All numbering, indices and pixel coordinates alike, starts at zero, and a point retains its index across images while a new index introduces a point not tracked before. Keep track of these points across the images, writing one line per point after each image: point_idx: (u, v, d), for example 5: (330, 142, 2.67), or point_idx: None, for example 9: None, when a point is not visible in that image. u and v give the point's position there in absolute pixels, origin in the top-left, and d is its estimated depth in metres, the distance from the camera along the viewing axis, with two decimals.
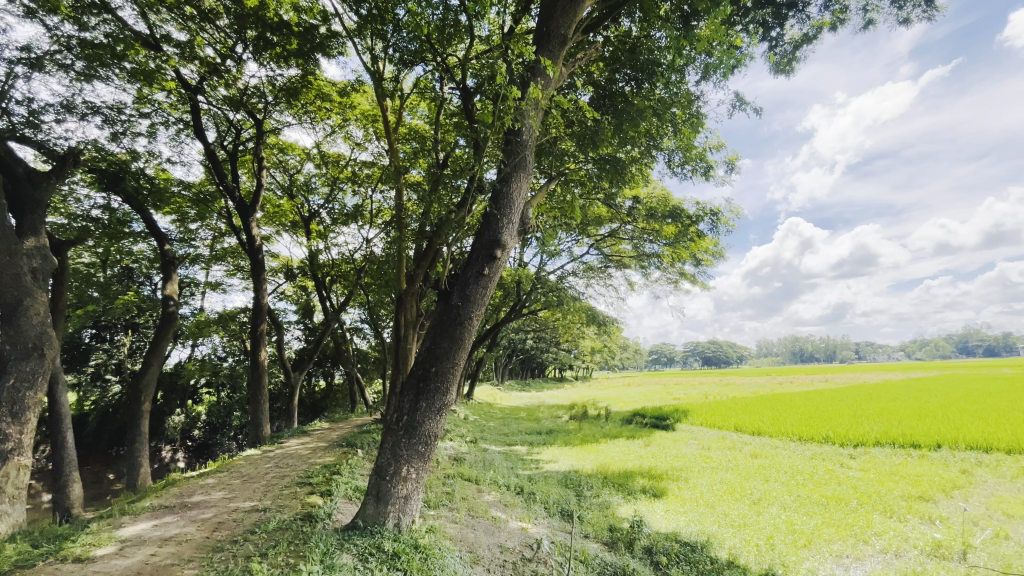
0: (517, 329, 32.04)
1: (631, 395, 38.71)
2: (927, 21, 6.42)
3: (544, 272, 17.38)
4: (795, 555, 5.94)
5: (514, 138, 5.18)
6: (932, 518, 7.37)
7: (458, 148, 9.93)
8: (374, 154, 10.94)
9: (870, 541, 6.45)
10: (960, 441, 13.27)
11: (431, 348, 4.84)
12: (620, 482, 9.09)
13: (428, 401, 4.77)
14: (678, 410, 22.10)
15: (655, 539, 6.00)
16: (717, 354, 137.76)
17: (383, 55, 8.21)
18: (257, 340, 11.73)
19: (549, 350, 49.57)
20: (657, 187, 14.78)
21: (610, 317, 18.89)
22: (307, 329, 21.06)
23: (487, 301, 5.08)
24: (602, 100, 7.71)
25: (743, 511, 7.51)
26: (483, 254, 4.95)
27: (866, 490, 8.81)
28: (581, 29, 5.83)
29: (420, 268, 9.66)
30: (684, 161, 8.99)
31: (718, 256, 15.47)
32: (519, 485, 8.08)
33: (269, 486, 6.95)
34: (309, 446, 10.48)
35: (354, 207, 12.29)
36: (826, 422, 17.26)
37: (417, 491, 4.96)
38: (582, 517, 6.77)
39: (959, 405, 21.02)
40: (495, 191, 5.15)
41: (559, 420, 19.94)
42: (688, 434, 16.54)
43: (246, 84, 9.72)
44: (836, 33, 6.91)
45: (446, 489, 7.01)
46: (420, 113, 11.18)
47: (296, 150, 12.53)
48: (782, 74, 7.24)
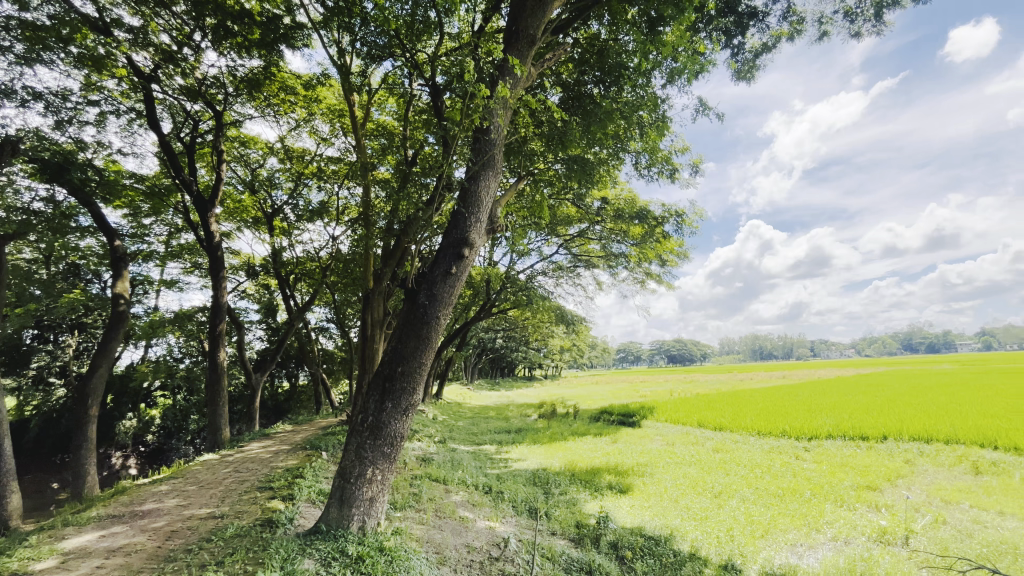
0: (487, 328, 32.06)
1: (599, 392, 39.31)
2: (876, 36, 6.76)
3: (514, 272, 17.41)
4: (753, 545, 6.18)
5: (482, 137, 5.15)
6: (878, 507, 7.80)
7: (428, 146, 9.83)
8: (341, 150, 10.69)
9: (823, 529, 6.77)
10: (904, 433, 14.06)
11: (398, 347, 4.78)
12: (588, 479, 9.21)
13: (394, 401, 4.71)
14: (645, 407, 22.60)
15: (620, 534, 6.10)
16: (682, 352, 141.55)
17: (350, 49, 8.04)
18: (216, 340, 11.31)
19: (518, 350, 49.87)
20: (624, 189, 15.03)
21: (578, 316, 19.09)
22: (270, 329, 20.41)
23: (455, 300, 5.04)
24: (570, 101, 7.81)
25: (705, 505, 7.73)
26: (450, 253, 4.92)
27: (819, 481, 9.24)
28: (550, 30, 5.87)
29: (388, 268, 9.57)
30: (650, 164, 9.18)
31: (682, 257, 15.91)
32: (487, 484, 8.08)
33: (227, 492, 6.69)
34: (271, 449, 10.19)
35: (320, 204, 12.03)
36: (783, 417, 17.96)
37: (383, 493, 4.88)
38: (548, 514, 6.83)
39: (905, 399, 22.18)
40: (464, 189, 5.13)
41: (528, 420, 19.63)
42: (653, 431, 16.90)
43: (205, 74, 9.32)
44: (794, 44, 7.18)
45: (413, 490, 6.92)
46: (389, 109, 11.01)
47: (258, 144, 12.12)
48: (743, 81, 7.48)
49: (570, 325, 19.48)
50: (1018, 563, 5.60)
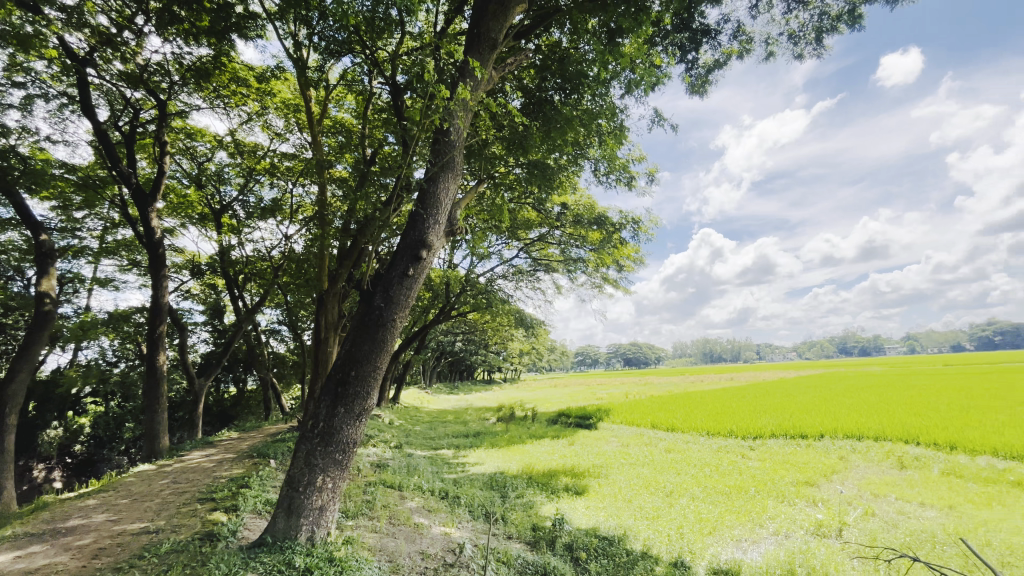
0: (447, 330, 31.85)
1: (557, 395, 39.80)
2: (816, 58, 7.21)
3: (474, 275, 17.34)
4: (701, 542, 6.40)
5: (442, 138, 5.08)
6: (816, 501, 8.27)
7: (387, 145, 9.66)
8: (296, 147, 10.32)
9: (765, 524, 7.11)
10: (839, 431, 15.01)
11: (352, 350, 4.65)
12: (544, 481, 9.27)
13: (347, 406, 4.57)
14: (601, 409, 23.02)
15: (576, 536, 6.17)
16: (637, 356, 145.52)
17: (307, 42, 7.83)
18: (154, 343, 10.64)
19: (478, 353, 49.76)
20: (583, 195, 15.32)
21: (537, 319, 19.23)
22: (215, 331, 19.40)
23: (411, 302, 4.96)
24: (531, 106, 7.90)
25: (657, 504, 7.95)
26: (408, 254, 4.84)
27: (763, 478, 9.69)
28: (511, 35, 5.91)
29: (343, 269, 9.30)
30: (609, 171, 9.41)
31: (638, 262, 16.39)
32: (444, 489, 7.97)
33: (164, 504, 6.28)
34: (214, 458, 9.68)
35: (272, 201, 11.58)
36: (731, 418, 18.73)
37: (333, 502, 4.72)
38: (505, 518, 6.82)
39: (840, 399, 23.64)
40: (422, 190, 5.06)
41: (487, 422, 20.05)
42: (609, 433, 17.24)
43: (148, 60, 8.79)
44: (743, 61, 7.54)
45: (367, 497, 6.73)
46: (347, 106, 10.77)
47: (205, 136, 11.52)
48: (696, 94, 7.79)
49: (529, 329, 19.59)
50: (936, 550, 6.07)
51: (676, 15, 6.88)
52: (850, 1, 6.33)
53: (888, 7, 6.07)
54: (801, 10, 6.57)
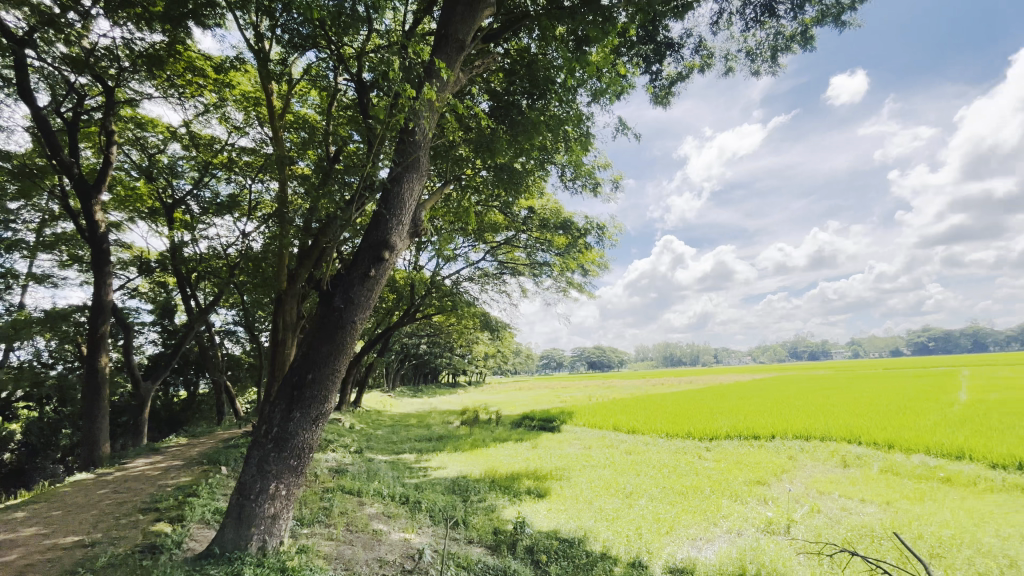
0: (412, 333, 31.51)
1: (521, 399, 39.93)
2: (771, 76, 7.55)
3: (439, 277, 17.18)
4: (658, 541, 6.54)
5: (407, 137, 5.00)
6: (766, 500, 8.61)
7: (352, 143, 9.46)
8: (256, 141, 9.94)
9: (719, 523, 7.34)
10: (789, 432, 15.69)
11: (309, 352, 4.52)
12: (507, 485, 9.26)
13: (303, 411, 4.44)
14: (564, 412, 23.21)
15: (536, 539, 6.19)
16: (601, 359, 147.91)
17: (269, 34, 7.58)
18: (96, 344, 10.02)
19: (443, 355, 49.37)
20: (549, 200, 15.48)
21: (502, 322, 19.25)
22: (165, 332, 18.43)
23: (373, 304, 4.86)
24: (499, 109, 7.92)
25: (617, 505, 8.09)
26: (370, 254, 4.74)
27: (718, 478, 10.02)
28: (480, 38, 5.91)
29: (303, 269, 9.02)
30: (575, 177, 9.56)
31: (603, 267, 16.69)
32: (405, 494, 7.84)
33: (102, 516, 5.89)
34: (160, 465, 9.18)
35: (229, 197, 11.12)
36: (689, 419, 19.30)
37: (287, 510, 4.56)
38: (467, 522, 6.77)
39: (790, 402, 24.79)
40: (385, 190, 4.97)
41: (450, 426, 19.87)
42: (572, 435, 17.42)
43: (95, 44, 8.31)
44: (703, 75, 7.82)
45: (323, 504, 6.54)
46: (311, 101, 10.49)
47: (157, 127, 10.96)
48: (660, 105, 8.01)
49: (495, 332, 19.57)
50: (874, 544, 6.42)
51: (641, 27, 7.02)
52: (803, 24, 6.67)
53: (837, 29, 6.41)
54: (758, 29, 6.87)
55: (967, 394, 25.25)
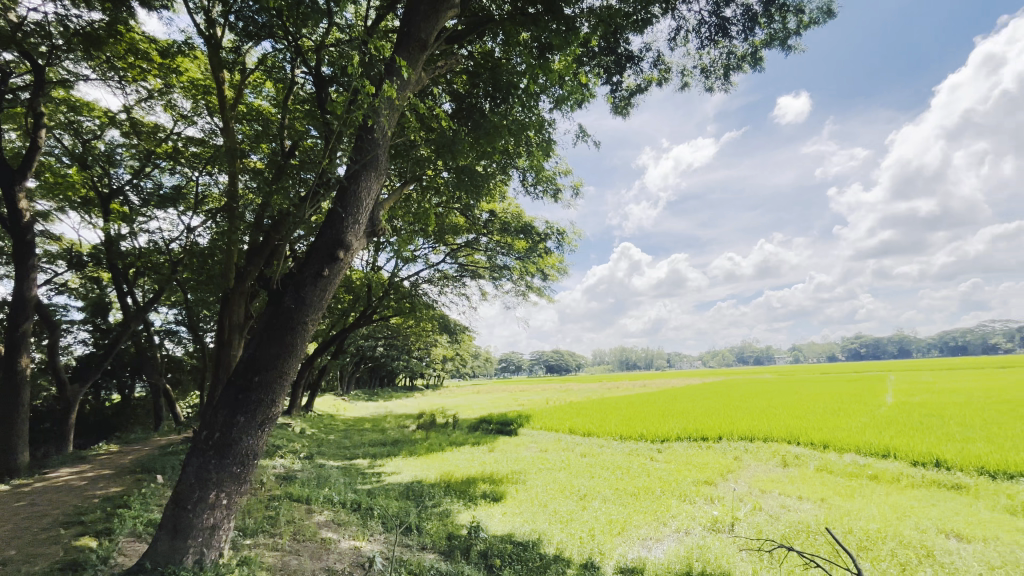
0: (368, 335, 30.84)
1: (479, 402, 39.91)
2: (724, 92, 7.90)
3: (398, 278, 16.92)
4: (611, 542, 6.67)
5: (366, 135, 4.86)
6: (712, 499, 8.94)
7: (309, 138, 9.18)
8: (205, 132, 9.45)
9: (668, 523, 7.57)
10: (735, 433, 16.39)
11: (257, 354, 4.33)
12: (462, 489, 9.19)
13: (248, 415, 4.23)
14: (522, 415, 23.25)
15: (490, 543, 6.15)
16: (558, 363, 149.71)
17: (222, 20, 7.27)
18: (16, 344, 9.20)
19: (400, 358, 48.57)
20: (511, 204, 15.58)
21: (462, 325, 19.16)
22: (97, 331, 17.18)
23: (326, 304, 4.72)
24: (462, 111, 7.92)
25: (571, 507, 8.18)
26: (324, 254, 4.59)
27: (668, 479, 10.32)
28: (443, 39, 5.86)
29: (254, 266, 8.65)
30: (536, 182, 9.67)
31: (562, 272, 16.94)
32: (356, 501, 7.63)
33: (16, 532, 5.39)
34: (88, 474, 8.54)
35: (173, 189, 10.52)
36: (642, 422, 19.83)
37: (228, 519, 4.34)
38: (420, 528, 6.66)
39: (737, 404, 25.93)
40: (342, 188, 4.82)
41: (406, 430, 19.51)
42: (528, 438, 17.52)
43: (24, 18, 7.68)
44: (661, 89, 8.08)
45: (269, 513, 6.26)
46: (266, 93, 10.11)
47: (94, 111, 10.23)
48: (619, 115, 8.21)
49: (453, 334, 19.44)
50: (809, 539, 6.81)
51: (602, 38, 7.17)
52: (753, 45, 7.02)
53: (783, 52, 6.78)
54: (712, 47, 7.18)
55: (891, 398, 27.34)
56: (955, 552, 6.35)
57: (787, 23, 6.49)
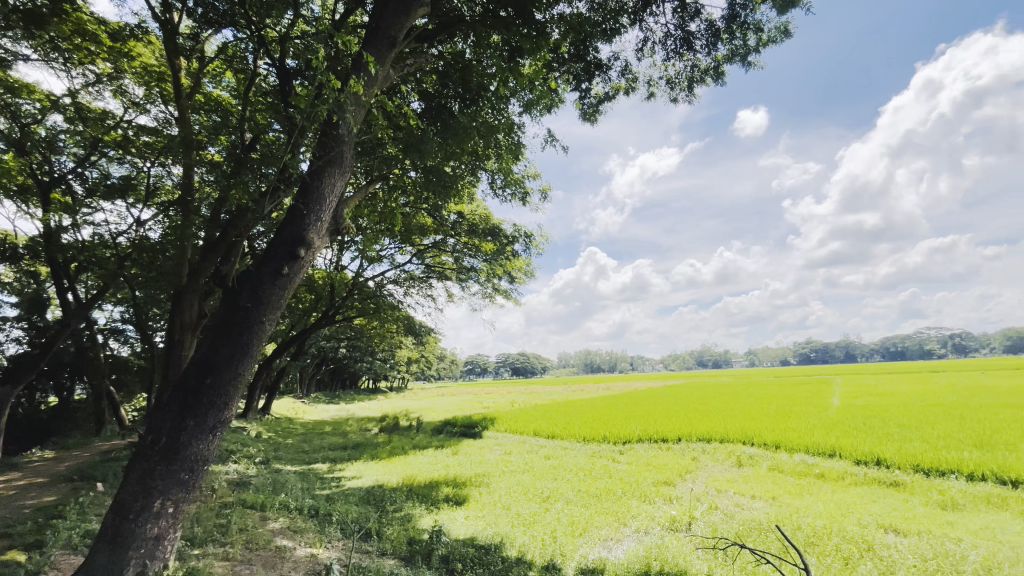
0: (330, 335, 30.06)
1: (445, 404, 39.60)
2: (687, 103, 8.13)
3: (363, 278, 16.59)
4: (572, 544, 6.72)
5: (330, 130, 4.74)
6: (671, 499, 9.18)
7: (271, 132, 8.90)
8: (159, 121, 8.98)
9: (628, 523, 7.72)
10: (693, 434, 16.89)
11: (209, 354, 4.15)
12: (425, 493, 9.07)
13: (199, 419, 4.04)
14: (487, 418, 23.16)
15: (452, 547, 6.08)
16: (524, 366, 150.43)
17: (180, 5, 6.95)
18: None
19: (364, 360, 47.57)
20: (479, 205, 15.54)
21: (427, 327, 18.96)
22: (33, 329, 16.02)
23: (285, 303, 4.57)
24: (431, 110, 7.87)
25: (533, 510, 8.20)
26: (284, 251, 4.44)
27: (629, 480, 10.53)
28: (412, 37, 5.80)
29: (209, 262, 8.30)
30: (505, 185, 9.69)
31: (529, 274, 17.04)
32: (314, 507, 7.40)
33: None
34: (18, 483, 7.94)
35: (122, 179, 9.96)
36: (605, 424, 20.13)
37: (174, 529, 4.12)
38: (381, 534, 6.53)
39: (696, 406, 26.73)
40: (304, 183, 4.67)
41: (368, 433, 19.10)
42: (493, 441, 17.47)
43: None
44: (628, 97, 8.23)
45: (220, 521, 5.99)
46: (226, 83, 9.73)
47: (35, 94, 9.56)
48: (588, 121, 8.33)
49: (419, 336, 19.21)
50: (761, 536, 7.07)
51: (572, 44, 7.20)
52: (716, 60, 7.27)
53: (744, 68, 7.06)
54: (677, 59, 7.38)
55: (838, 399, 28.92)
56: (892, 546, 6.74)
57: (748, 40, 6.75)
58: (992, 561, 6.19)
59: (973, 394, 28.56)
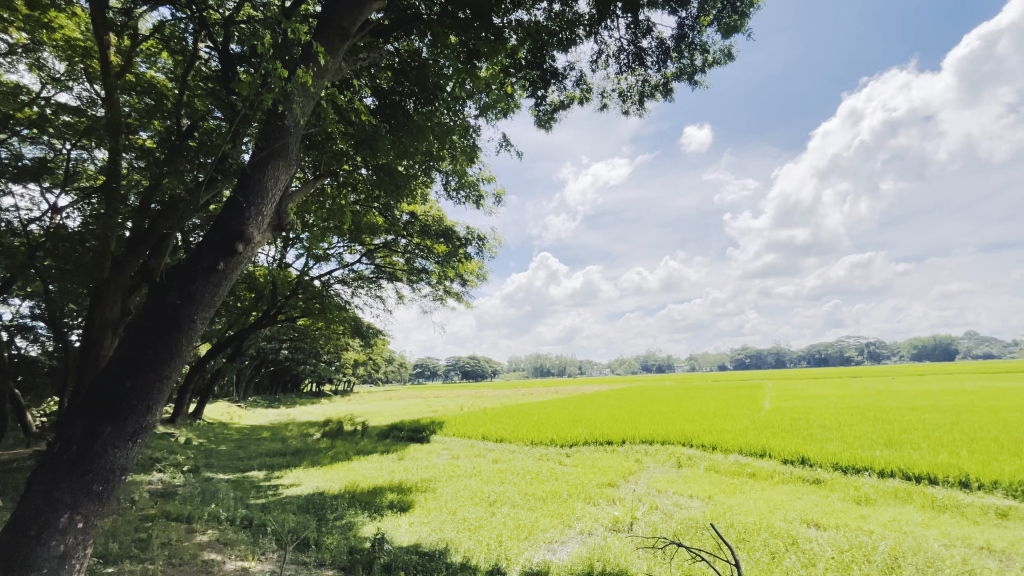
0: (271, 336, 28.68)
1: (392, 408, 38.70)
2: (637, 116, 8.41)
3: (308, 277, 15.95)
4: (517, 547, 6.74)
5: (275, 121, 4.52)
6: (614, 500, 9.43)
7: (211, 120, 8.39)
8: (82, 100, 8.25)
9: (573, 525, 7.84)
10: (636, 437, 17.45)
11: (132, 355, 3.84)
12: (368, 500, 8.81)
13: (117, 425, 3.73)
14: (435, 422, 22.82)
15: (395, 555, 5.92)
16: (474, 369, 149.94)
17: None
18: None
19: (308, 362, 45.73)
20: (432, 206, 15.35)
21: (376, 329, 18.50)
22: None
23: (219, 302, 4.30)
24: (384, 107, 7.72)
25: (479, 514, 8.15)
26: (220, 246, 4.18)
27: (575, 483, 10.70)
28: (366, 31, 5.66)
29: (137, 255, 7.70)
30: (459, 187, 9.64)
31: (481, 278, 17.03)
32: (247, 517, 7.00)
33: None
34: None
35: (37, 161, 9.05)
36: (553, 428, 20.40)
37: (84, 546, 3.77)
38: (319, 543, 6.28)
39: (640, 410, 27.64)
40: (244, 175, 4.42)
41: (309, 439, 18.34)
42: (440, 445, 17.26)
43: None
44: (582, 107, 8.41)
45: (140, 536, 5.54)
46: (162, 65, 9.11)
47: None
48: (542, 128, 8.43)
49: (366, 338, 18.71)
50: (697, 534, 7.40)
51: (528, 52, 7.25)
52: (665, 76, 7.57)
53: (690, 87, 7.40)
54: (629, 73, 7.61)
55: (769, 402, 30.80)
56: (814, 539, 7.23)
57: (694, 60, 7.10)
58: (898, 551, 6.78)
59: (885, 398, 31.25)
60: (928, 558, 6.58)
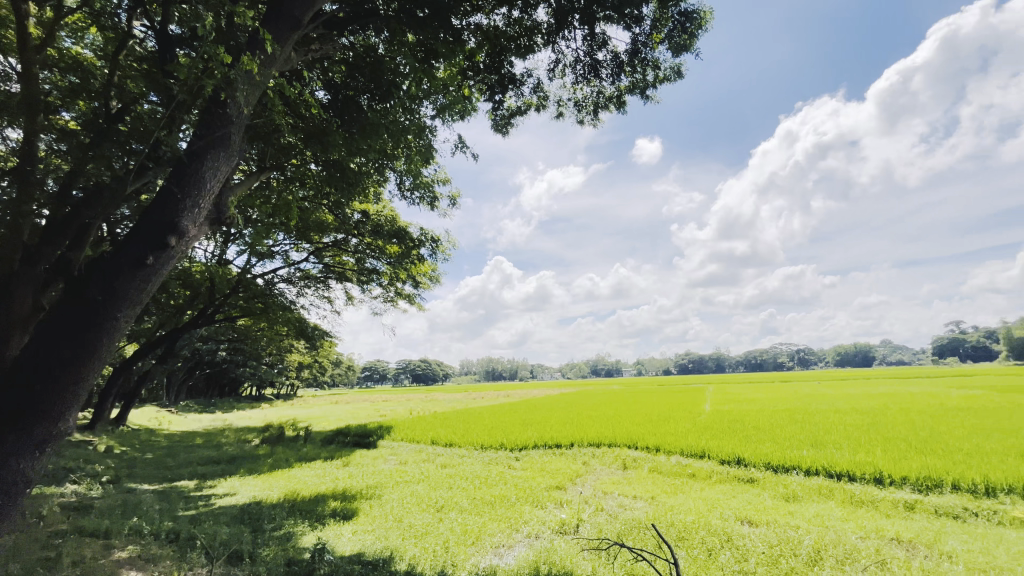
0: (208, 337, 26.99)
1: (338, 412, 37.42)
2: (592, 125, 8.61)
3: (249, 276, 15.16)
4: (463, 553, 6.67)
5: (216, 108, 4.27)
6: (561, 503, 9.54)
7: (145, 104, 7.82)
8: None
9: (520, 528, 7.86)
10: (584, 439, 17.75)
11: (42, 355, 3.51)
12: (308, 508, 8.44)
13: (22, 432, 3.43)
14: (383, 427, 22.26)
15: (336, 565, 5.71)
16: (426, 373, 147.72)
17: None
18: None
19: (248, 365, 43.44)
20: (385, 206, 15.02)
21: (323, 330, 17.84)
22: None
23: (146, 299, 3.99)
24: (337, 102, 7.49)
25: (426, 521, 8.01)
26: (148, 239, 3.88)
27: (523, 486, 10.75)
28: (319, 23, 5.48)
29: (54, 244, 7.04)
30: (413, 187, 9.50)
31: (435, 280, 16.79)
32: (174, 530, 6.54)
33: None
34: None
35: None
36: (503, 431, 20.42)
37: None
38: (254, 556, 5.96)
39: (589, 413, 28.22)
40: (179, 164, 4.13)
41: (247, 445, 17.39)
42: (388, 450, 16.85)
43: None
44: (538, 113, 8.51)
45: (46, 554, 5.04)
46: (90, 42, 8.42)
47: None
48: (499, 131, 8.46)
49: (312, 340, 18.01)
50: (639, 535, 7.62)
51: (487, 56, 7.26)
52: (619, 89, 7.81)
53: (642, 100, 7.67)
54: (585, 83, 7.79)
55: (709, 406, 32.26)
56: (747, 536, 7.62)
57: (646, 75, 7.36)
58: (820, 544, 7.27)
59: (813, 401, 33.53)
60: (847, 550, 7.10)
